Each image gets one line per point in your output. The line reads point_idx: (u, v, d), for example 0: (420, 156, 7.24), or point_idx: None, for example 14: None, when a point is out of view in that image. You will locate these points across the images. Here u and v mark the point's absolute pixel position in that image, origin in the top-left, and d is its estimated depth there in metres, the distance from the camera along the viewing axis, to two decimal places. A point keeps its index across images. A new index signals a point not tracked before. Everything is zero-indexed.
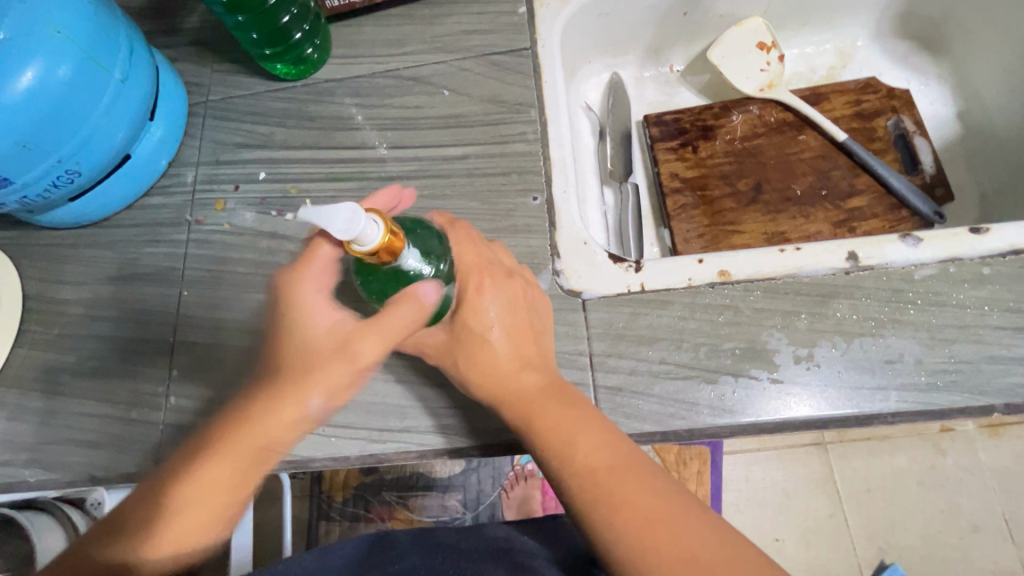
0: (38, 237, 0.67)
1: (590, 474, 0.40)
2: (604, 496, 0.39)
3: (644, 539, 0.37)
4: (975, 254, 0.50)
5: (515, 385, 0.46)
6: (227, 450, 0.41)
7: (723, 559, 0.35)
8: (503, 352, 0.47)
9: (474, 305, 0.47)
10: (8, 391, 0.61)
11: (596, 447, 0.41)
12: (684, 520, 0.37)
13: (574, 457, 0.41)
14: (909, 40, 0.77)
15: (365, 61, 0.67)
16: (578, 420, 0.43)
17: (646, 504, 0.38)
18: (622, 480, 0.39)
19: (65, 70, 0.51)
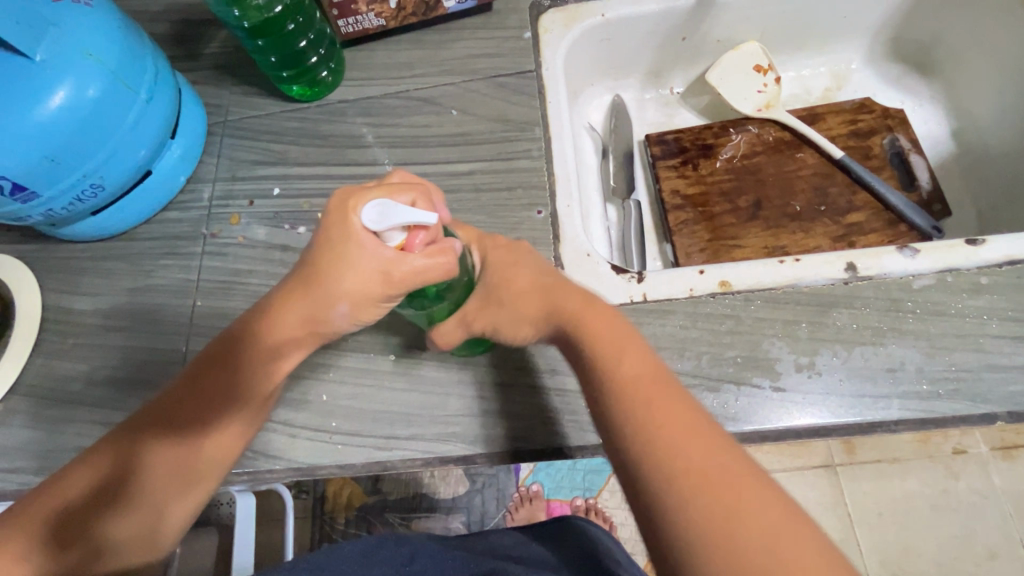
0: (58, 250, 0.69)
1: (627, 383, 0.40)
2: (638, 401, 0.39)
3: (666, 456, 0.36)
4: (972, 265, 0.51)
5: (555, 320, 0.47)
6: (225, 458, 0.48)
7: (739, 490, 0.34)
8: (533, 301, 0.48)
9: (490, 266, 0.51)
10: (22, 400, 0.62)
11: (638, 365, 0.41)
12: (712, 449, 0.36)
13: (616, 366, 0.41)
14: (902, 63, 0.80)
15: (377, 83, 0.70)
16: (626, 336, 0.43)
17: (674, 429, 0.37)
18: (656, 392, 0.39)
19: (94, 89, 0.54)
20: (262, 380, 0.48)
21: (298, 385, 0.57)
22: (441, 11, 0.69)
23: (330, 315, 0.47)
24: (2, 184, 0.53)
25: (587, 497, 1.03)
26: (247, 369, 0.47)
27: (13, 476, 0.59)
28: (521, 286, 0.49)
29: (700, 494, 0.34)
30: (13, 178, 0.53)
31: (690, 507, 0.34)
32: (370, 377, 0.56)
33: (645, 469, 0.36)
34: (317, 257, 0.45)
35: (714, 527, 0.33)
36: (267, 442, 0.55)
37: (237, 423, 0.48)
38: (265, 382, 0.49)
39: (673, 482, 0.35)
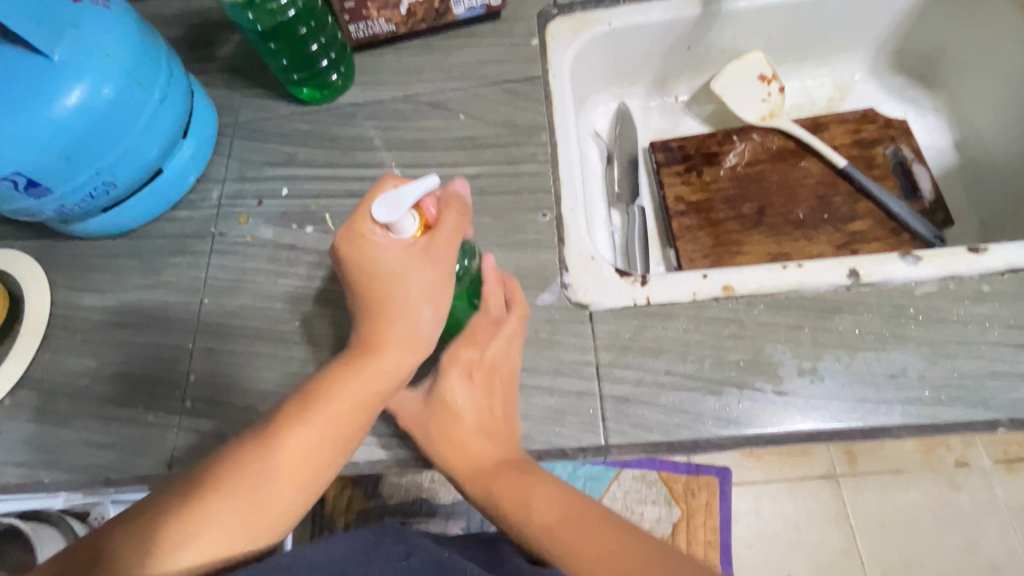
0: (68, 247, 0.70)
1: (480, 472, 0.48)
2: (490, 495, 0.46)
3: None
4: (974, 272, 0.52)
5: (488, 462, 0.48)
6: (285, 482, 0.43)
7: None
8: (468, 436, 0.49)
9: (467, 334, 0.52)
10: (29, 394, 0.63)
11: (550, 507, 0.43)
12: (630, 548, 0.39)
13: (455, 461, 0.49)
14: (905, 74, 0.80)
15: (386, 87, 0.72)
16: (472, 429, 0.50)
17: (595, 545, 0.40)
18: (503, 477, 0.46)
19: (109, 89, 0.55)
20: (343, 396, 0.44)
21: None
22: (450, 18, 0.71)
23: (409, 313, 0.45)
24: (17, 179, 0.54)
25: None
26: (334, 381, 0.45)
27: (18, 469, 0.60)
28: (460, 411, 0.50)
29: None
30: (28, 174, 0.54)
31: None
32: None
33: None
34: (353, 269, 0.45)
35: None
36: None
37: (299, 447, 0.43)
38: (348, 401, 0.45)
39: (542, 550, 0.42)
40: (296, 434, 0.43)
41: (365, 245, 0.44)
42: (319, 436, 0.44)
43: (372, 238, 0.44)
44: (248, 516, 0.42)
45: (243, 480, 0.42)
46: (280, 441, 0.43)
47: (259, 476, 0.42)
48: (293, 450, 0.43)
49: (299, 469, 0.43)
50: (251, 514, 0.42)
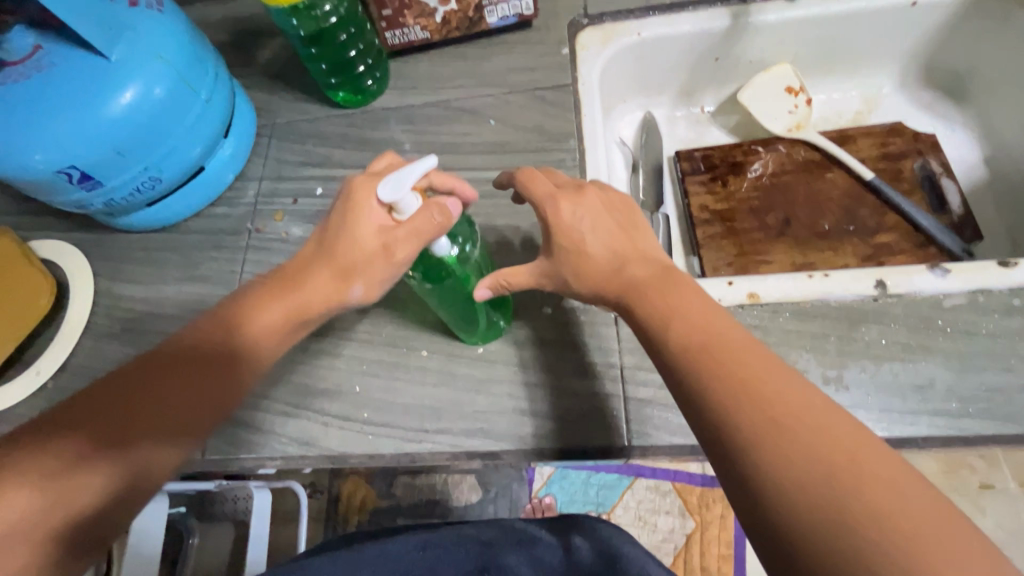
0: (111, 239, 0.73)
1: (690, 345, 0.41)
2: (707, 361, 0.39)
3: (736, 392, 0.37)
4: (1004, 286, 0.52)
5: (616, 264, 0.48)
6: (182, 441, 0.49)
7: (809, 418, 0.35)
8: (597, 248, 0.48)
9: (567, 216, 0.49)
10: (71, 378, 0.66)
11: (697, 317, 0.42)
12: (788, 386, 0.37)
13: (671, 330, 0.42)
14: (934, 89, 0.81)
15: (419, 93, 0.74)
16: (682, 300, 0.44)
17: (747, 362, 0.38)
18: (721, 348, 0.40)
19: (160, 89, 0.58)
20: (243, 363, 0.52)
21: (333, 375, 0.59)
22: (483, 26, 0.73)
23: (345, 286, 0.53)
24: (71, 173, 0.57)
25: (600, 512, 1.01)
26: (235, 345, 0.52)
27: None
28: (588, 248, 0.48)
29: (771, 427, 0.35)
30: (82, 168, 0.57)
31: (761, 437, 0.35)
32: (402, 371, 0.58)
33: (715, 399, 0.37)
34: (329, 230, 0.53)
35: (784, 459, 0.33)
36: (300, 429, 0.58)
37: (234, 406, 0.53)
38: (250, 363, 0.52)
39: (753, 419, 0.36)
40: (192, 396, 0.50)
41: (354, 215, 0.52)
42: (218, 403, 0.51)
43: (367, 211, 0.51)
44: (145, 470, 0.48)
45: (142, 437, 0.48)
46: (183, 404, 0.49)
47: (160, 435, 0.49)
48: (189, 414, 0.49)
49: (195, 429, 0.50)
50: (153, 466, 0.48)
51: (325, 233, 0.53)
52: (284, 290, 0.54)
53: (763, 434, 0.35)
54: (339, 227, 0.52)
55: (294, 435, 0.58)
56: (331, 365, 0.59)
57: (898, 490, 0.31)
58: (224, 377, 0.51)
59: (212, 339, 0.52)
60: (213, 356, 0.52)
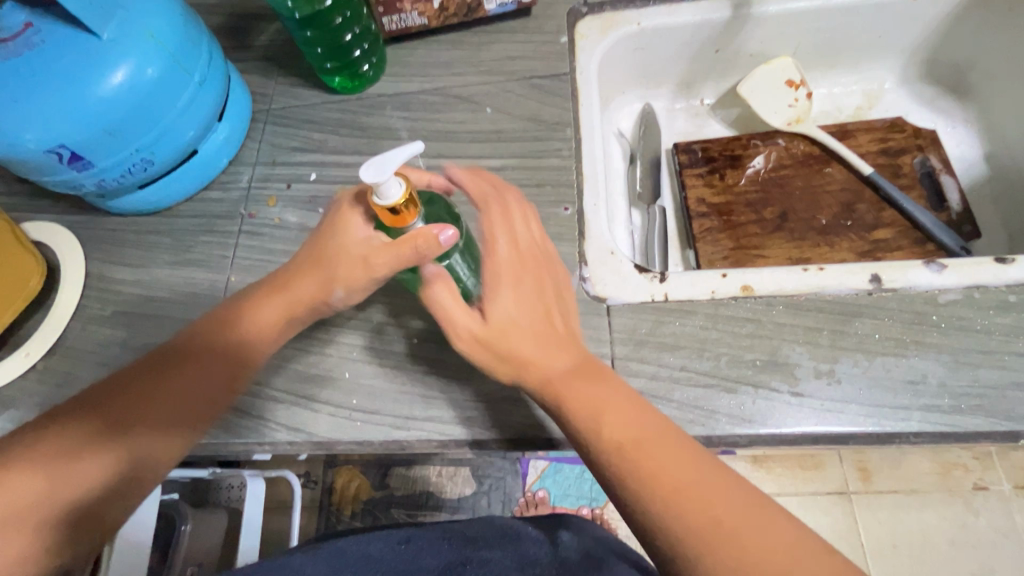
0: (103, 222, 0.72)
1: (620, 449, 0.40)
2: (637, 469, 0.39)
3: (675, 509, 0.37)
4: (1000, 283, 0.51)
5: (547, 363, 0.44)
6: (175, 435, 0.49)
7: (748, 527, 0.35)
8: (527, 348, 0.44)
9: (503, 285, 0.46)
10: (61, 360, 0.65)
11: (628, 420, 0.41)
12: (723, 492, 0.37)
13: (602, 433, 0.41)
14: (937, 85, 0.80)
15: (416, 79, 0.73)
16: (609, 393, 0.43)
17: (679, 470, 0.38)
18: (650, 452, 0.39)
19: (152, 70, 0.57)
20: (241, 355, 0.52)
21: (323, 361, 0.59)
22: (482, 13, 0.72)
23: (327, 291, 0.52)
24: (61, 153, 0.57)
25: (593, 507, 1.00)
26: (230, 341, 0.52)
27: None
28: (516, 319, 0.45)
29: (717, 546, 0.35)
30: (72, 148, 0.57)
31: (705, 555, 0.35)
32: (392, 358, 0.58)
33: (656, 516, 0.37)
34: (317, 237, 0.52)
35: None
36: (289, 415, 0.57)
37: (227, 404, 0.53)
38: (245, 359, 0.53)
39: (689, 533, 0.36)
40: (187, 390, 0.50)
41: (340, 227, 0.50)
42: (214, 398, 0.51)
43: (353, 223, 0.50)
44: (135, 464, 0.47)
45: (131, 432, 0.48)
46: (175, 399, 0.49)
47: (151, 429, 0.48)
48: (184, 407, 0.50)
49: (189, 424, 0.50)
50: (143, 462, 0.48)
51: (314, 238, 0.53)
52: (276, 291, 0.53)
53: (708, 552, 0.35)
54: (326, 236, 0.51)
55: (282, 420, 0.57)
56: (321, 351, 0.59)
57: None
58: (221, 372, 0.51)
59: (208, 333, 0.53)
60: (207, 352, 0.52)
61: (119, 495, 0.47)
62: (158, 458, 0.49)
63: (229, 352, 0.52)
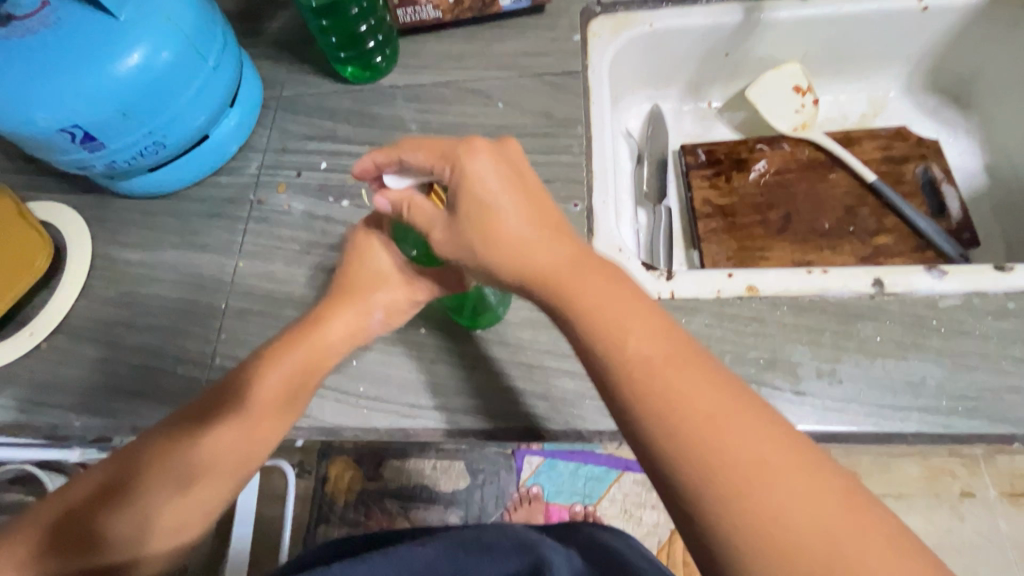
0: (111, 202, 0.72)
1: (645, 363, 0.37)
2: (662, 390, 0.36)
3: (683, 436, 0.34)
4: (998, 290, 0.52)
5: (544, 267, 0.41)
6: (186, 480, 0.46)
7: (781, 464, 0.33)
8: (518, 237, 0.42)
9: (471, 179, 0.43)
10: (66, 339, 0.65)
11: (654, 338, 0.38)
12: (748, 424, 0.34)
13: (627, 346, 0.37)
14: (940, 95, 0.81)
15: (428, 72, 0.73)
16: (628, 303, 0.39)
17: (698, 396, 0.35)
18: (678, 371, 0.36)
19: (168, 53, 0.57)
20: (258, 396, 0.49)
21: None
22: (496, 8, 0.72)
23: (365, 318, 0.53)
24: (74, 132, 0.57)
25: (587, 504, 0.98)
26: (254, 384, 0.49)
27: (50, 411, 0.62)
28: (497, 206, 0.43)
29: (729, 479, 0.33)
30: (85, 128, 0.56)
31: (715, 487, 0.33)
32: (399, 347, 0.58)
33: (666, 442, 0.35)
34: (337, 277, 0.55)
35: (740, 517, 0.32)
36: None
37: (242, 424, 0.48)
38: (263, 402, 0.49)
39: (718, 469, 0.33)
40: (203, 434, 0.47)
41: (365, 262, 0.54)
42: (226, 441, 0.47)
43: (378, 255, 0.54)
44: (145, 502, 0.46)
45: (144, 468, 0.46)
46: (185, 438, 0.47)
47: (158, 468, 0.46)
48: (197, 450, 0.47)
49: (196, 469, 0.46)
50: (154, 502, 0.46)
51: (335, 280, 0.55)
52: (304, 333, 0.51)
53: (717, 485, 0.33)
54: (343, 273, 0.54)
55: None
56: None
57: (852, 545, 0.30)
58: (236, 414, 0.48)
59: (235, 375, 0.50)
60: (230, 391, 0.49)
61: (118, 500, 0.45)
62: (167, 503, 0.46)
63: (248, 395, 0.49)
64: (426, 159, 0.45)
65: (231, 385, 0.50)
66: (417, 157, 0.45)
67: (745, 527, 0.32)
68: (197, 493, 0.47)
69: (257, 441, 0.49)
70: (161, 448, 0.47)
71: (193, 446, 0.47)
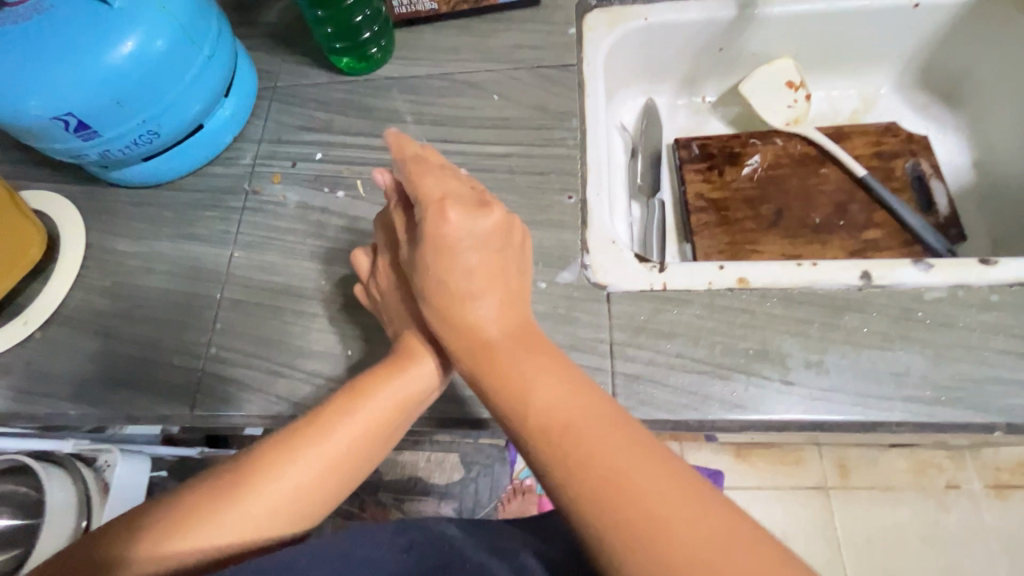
0: (105, 192, 0.72)
1: (552, 427, 0.37)
2: (567, 452, 0.36)
3: (588, 499, 0.34)
4: (982, 283, 0.53)
5: (472, 328, 0.42)
6: (277, 508, 0.41)
7: (682, 517, 0.32)
8: (467, 308, 0.43)
9: (438, 248, 0.43)
10: (60, 329, 0.65)
11: (566, 400, 0.38)
12: (637, 469, 0.35)
13: (534, 411, 0.38)
14: (930, 92, 0.82)
15: (424, 64, 0.73)
16: (542, 367, 0.40)
17: (595, 447, 0.36)
18: (585, 432, 0.37)
19: (162, 41, 0.57)
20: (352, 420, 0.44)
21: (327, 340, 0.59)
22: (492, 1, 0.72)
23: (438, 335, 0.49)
24: (69, 120, 0.56)
25: None
26: (350, 404, 0.45)
27: (45, 400, 0.62)
28: (462, 276, 0.42)
29: (627, 524, 0.33)
30: (79, 116, 0.56)
31: (615, 532, 0.33)
32: None
33: (570, 493, 0.35)
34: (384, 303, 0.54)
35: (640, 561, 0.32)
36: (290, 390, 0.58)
37: (319, 467, 0.42)
38: (362, 427, 0.44)
39: (620, 532, 0.33)
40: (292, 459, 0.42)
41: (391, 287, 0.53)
42: (318, 464, 0.42)
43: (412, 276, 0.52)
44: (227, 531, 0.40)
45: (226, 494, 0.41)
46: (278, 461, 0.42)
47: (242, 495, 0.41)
48: (288, 476, 0.42)
49: (289, 500, 0.41)
50: (242, 532, 0.40)
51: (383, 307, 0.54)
52: (405, 357, 0.48)
53: (618, 530, 0.33)
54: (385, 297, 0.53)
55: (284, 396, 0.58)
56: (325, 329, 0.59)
57: None
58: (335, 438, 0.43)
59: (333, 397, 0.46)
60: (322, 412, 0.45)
61: (181, 517, 0.40)
62: (250, 533, 0.40)
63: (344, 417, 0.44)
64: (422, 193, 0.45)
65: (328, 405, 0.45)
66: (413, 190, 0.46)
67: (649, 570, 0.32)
68: (286, 523, 0.41)
69: (349, 470, 0.44)
70: (250, 465, 0.42)
71: (282, 467, 0.42)
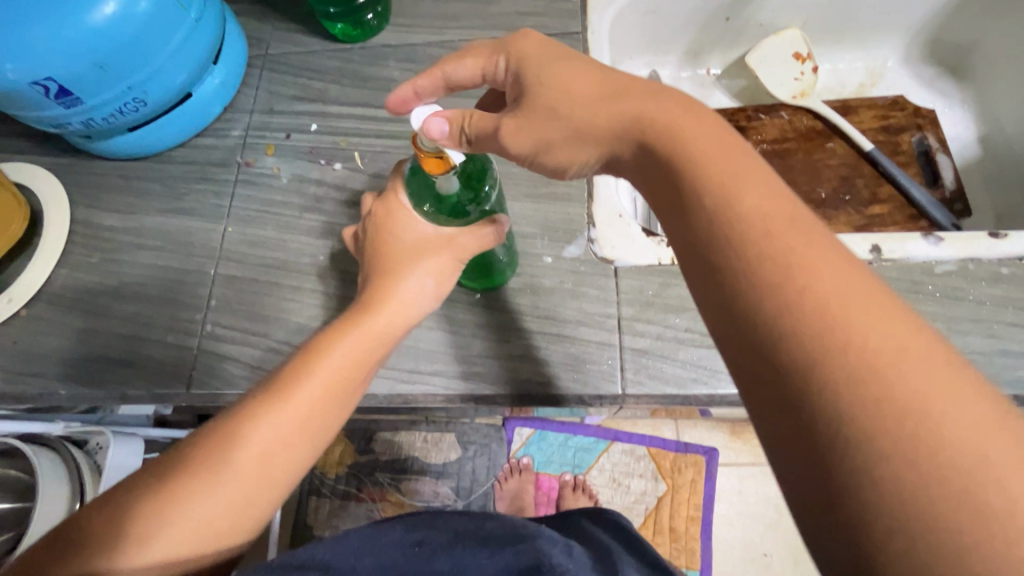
0: (89, 165, 0.69)
1: (757, 217, 0.27)
2: (774, 260, 0.25)
3: (804, 326, 0.24)
4: (992, 256, 0.53)
5: (635, 115, 0.33)
6: (239, 482, 0.39)
7: (946, 400, 0.21)
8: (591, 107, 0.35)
9: (536, 70, 0.38)
10: (47, 307, 0.63)
11: (776, 204, 0.27)
12: (905, 335, 0.23)
13: (732, 196, 0.28)
14: (937, 65, 0.80)
15: (421, 31, 0.70)
16: (739, 159, 0.29)
17: (826, 277, 0.25)
18: (807, 247, 0.26)
19: (147, 3, 0.54)
20: (306, 386, 0.41)
21: None
22: None
23: (414, 287, 0.46)
24: (49, 86, 0.53)
25: (576, 474, 0.97)
26: (302, 371, 0.42)
27: (34, 379, 0.60)
28: (569, 88, 0.36)
29: (873, 401, 0.22)
30: (60, 81, 0.53)
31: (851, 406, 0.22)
32: None
33: (775, 331, 0.25)
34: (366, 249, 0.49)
35: (875, 453, 0.21)
36: None
37: (280, 432, 0.40)
38: (318, 393, 0.42)
39: (853, 384, 0.22)
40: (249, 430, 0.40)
41: (381, 231, 0.48)
42: (274, 430, 0.40)
43: (399, 222, 0.47)
44: (192, 509, 0.38)
45: (183, 473, 0.39)
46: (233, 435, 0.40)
47: (201, 473, 0.38)
48: (243, 449, 0.39)
49: (250, 471, 0.39)
50: (209, 510, 0.38)
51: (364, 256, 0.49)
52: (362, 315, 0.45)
53: (857, 401, 0.22)
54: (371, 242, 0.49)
55: None
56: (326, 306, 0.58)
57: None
58: (292, 406, 0.41)
59: (284, 366, 0.43)
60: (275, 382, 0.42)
61: (142, 513, 0.37)
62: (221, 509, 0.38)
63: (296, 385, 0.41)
64: (475, 67, 0.42)
65: (281, 374, 0.42)
66: (467, 62, 0.42)
67: (890, 475, 0.21)
68: (252, 492, 0.39)
69: (312, 438, 0.42)
70: (199, 452, 0.39)
71: (235, 437, 0.39)
